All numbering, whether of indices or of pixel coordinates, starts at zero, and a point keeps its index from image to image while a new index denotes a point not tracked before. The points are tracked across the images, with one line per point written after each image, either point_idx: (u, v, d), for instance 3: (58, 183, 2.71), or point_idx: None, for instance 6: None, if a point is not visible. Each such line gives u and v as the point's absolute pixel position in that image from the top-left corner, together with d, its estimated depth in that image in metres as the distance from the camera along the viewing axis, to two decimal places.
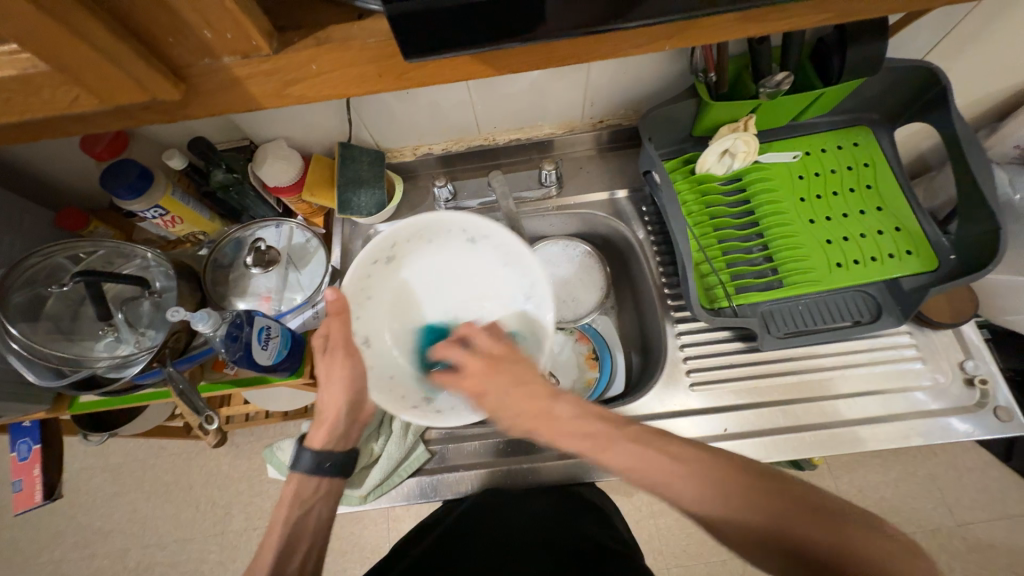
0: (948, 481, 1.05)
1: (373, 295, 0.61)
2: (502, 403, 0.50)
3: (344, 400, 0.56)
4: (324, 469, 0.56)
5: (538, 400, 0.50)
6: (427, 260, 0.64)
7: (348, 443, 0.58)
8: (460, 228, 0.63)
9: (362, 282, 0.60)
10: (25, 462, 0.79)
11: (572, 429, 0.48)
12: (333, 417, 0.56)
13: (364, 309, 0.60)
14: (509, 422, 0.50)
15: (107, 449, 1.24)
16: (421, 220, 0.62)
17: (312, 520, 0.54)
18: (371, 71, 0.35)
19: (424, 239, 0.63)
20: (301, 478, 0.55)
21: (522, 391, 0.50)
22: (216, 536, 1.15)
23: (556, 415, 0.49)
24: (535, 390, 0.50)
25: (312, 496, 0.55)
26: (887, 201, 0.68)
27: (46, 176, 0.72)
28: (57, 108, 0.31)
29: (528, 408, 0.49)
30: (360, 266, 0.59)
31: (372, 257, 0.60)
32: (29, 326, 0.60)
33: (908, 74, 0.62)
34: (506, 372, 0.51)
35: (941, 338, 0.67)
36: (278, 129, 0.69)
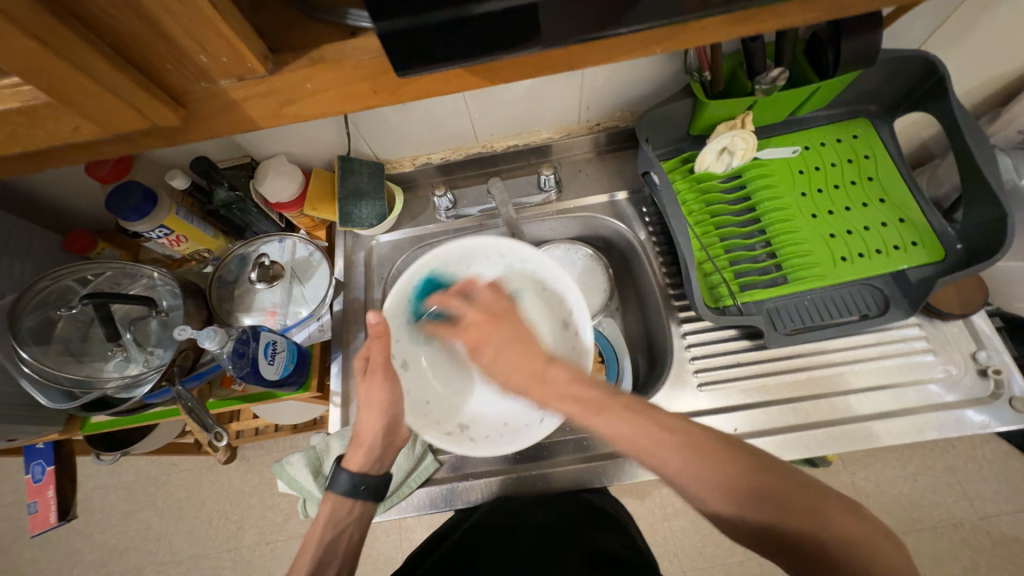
0: (967, 473, 1.03)
1: (412, 320, 0.63)
2: (498, 355, 0.53)
3: (381, 423, 0.56)
4: (359, 492, 0.56)
5: (533, 355, 0.52)
6: (462, 287, 0.65)
7: (382, 467, 0.59)
8: (497, 253, 0.64)
9: (401, 305, 0.62)
10: (39, 483, 0.80)
11: (564, 392, 0.49)
12: (370, 441, 0.57)
13: (402, 332, 0.62)
14: (503, 374, 0.53)
15: (121, 467, 1.25)
16: (458, 247, 0.63)
17: (346, 540, 0.56)
18: (365, 87, 0.35)
19: (461, 265, 0.64)
20: (336, 499, 0.56)
21: (516, 341, 0.53)
22: (230, 552, 1.15)
23: (550, 376, 0.51)
24: (533, 351, 0.52)
25: (346, 517, 0.57)
26: (890, 192, 0.67)
27: (54, 201, 0.73)
28: (60, 138, 0.31)
29: (523, 365, 0.52)
30: (398, 292, 0.61)
31: (409, 282, 0.62)
32: (40, 349, 0.60)
33: (904, 65, 0.62)
34: (508, 330, 0.54)
35: (952, 329, 0.66)
36: (278, 146, 0.70)
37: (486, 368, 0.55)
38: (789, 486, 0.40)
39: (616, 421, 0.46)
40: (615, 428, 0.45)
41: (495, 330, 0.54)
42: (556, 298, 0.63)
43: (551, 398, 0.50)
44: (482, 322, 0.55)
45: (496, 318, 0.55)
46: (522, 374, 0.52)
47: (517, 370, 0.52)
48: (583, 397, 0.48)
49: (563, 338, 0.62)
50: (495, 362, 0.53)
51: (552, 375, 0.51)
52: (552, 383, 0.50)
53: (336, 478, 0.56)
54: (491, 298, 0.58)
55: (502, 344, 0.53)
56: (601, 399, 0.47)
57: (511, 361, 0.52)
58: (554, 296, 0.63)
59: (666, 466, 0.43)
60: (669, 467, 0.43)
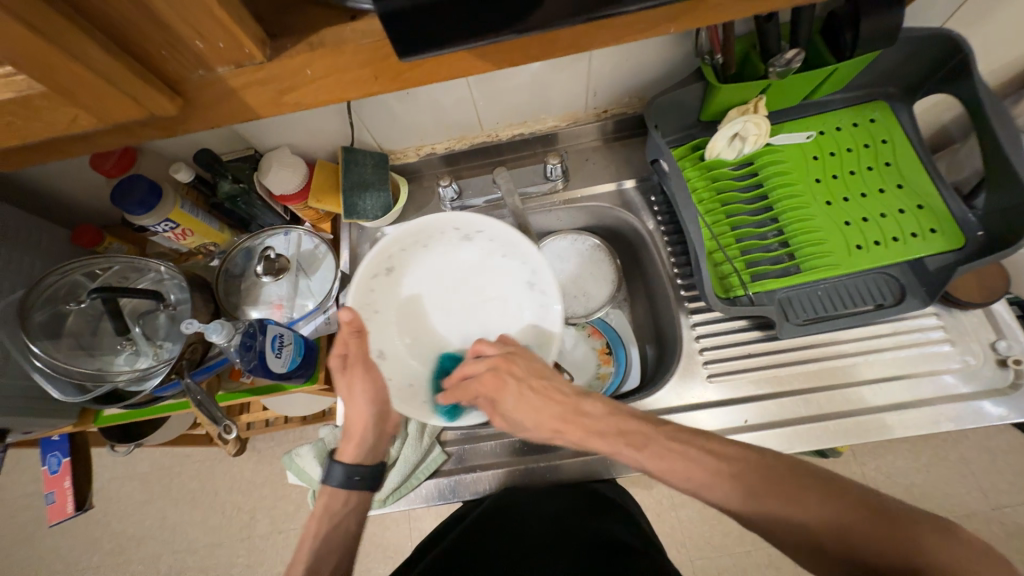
0: (980, 464, 1.01)
1: (380, 309, 0.61)
2: (519, 400, 0.54)
3: (370, 412, 0.59)
4: (355, 482, 0.59)
5: (559, 395, 0.54)
6: (425, 265, 0.63)
7: (375, 457, 0.61)
8: (452, 226, 0.61)
9: (367, 297, 0.59)
10: (55, 475, 0.82)
11: (603, 428, 0.51)
12: (361, 431, 0.60)
13: (375, 323, 0.60)
14: (534, 422, 0.54)
15: (135, 458, 1.27)
16: (411, 228, 0.60)
17: (344, 529, 0.58)
18: (366, 73, 0.34)
19: (417, 244, 0.61)
20: (332, 490, 0.59)
21: (536, 384, 0.55)
22: (243, 540, 1.18)
23: (584, 411, 0.53)
24: (557, 389, 0.54)
25: (341, 509, 0.59)
26: (908, 178, 0.65)
27: (60, 195, 0.73)
28: (59, 129, 0.31)
29: (555, 410, 0.54)
30: (360, 285, 0.58)
31: (371, 272, 0.59)
32: (51, 343, 0.61)
33: (927, 44, 0.59)
34: (522, 371, 0.55)
35: (970, 318, 0.64)
36: (281, 137, 0.69)
37: (511, 418, 0.55)
38: (852, 504, 0.40)
39: (665, 454, 0.47)
40: (662, 463, 0.47)
41: (510, 377, 0.55)
42: (521, 264, 0.62)
43: (588, 436, 0.52)
44: (495, 369, 0.55)
45: (509, 360, 0.56)
46: (554, 417, 0.53)
47: (550, 416, 0.54)
48: (623, 430, 0.50)
49: (532, 300, 0.63)
50: (521, 410, 0.54)
51: (586, 408, 0.53)
52: (588, 418, 0.52)
53: (331, 471, 0.59)
54: (493, 348, 0.58)
55: (523, 390, 0.54)
56: (644, 430, 0.49)
57: (537, 406, 0.54)
58: (520, 262, 0.62)
59: (711, 482, 0.44)
60: (717, 487, 0.44)
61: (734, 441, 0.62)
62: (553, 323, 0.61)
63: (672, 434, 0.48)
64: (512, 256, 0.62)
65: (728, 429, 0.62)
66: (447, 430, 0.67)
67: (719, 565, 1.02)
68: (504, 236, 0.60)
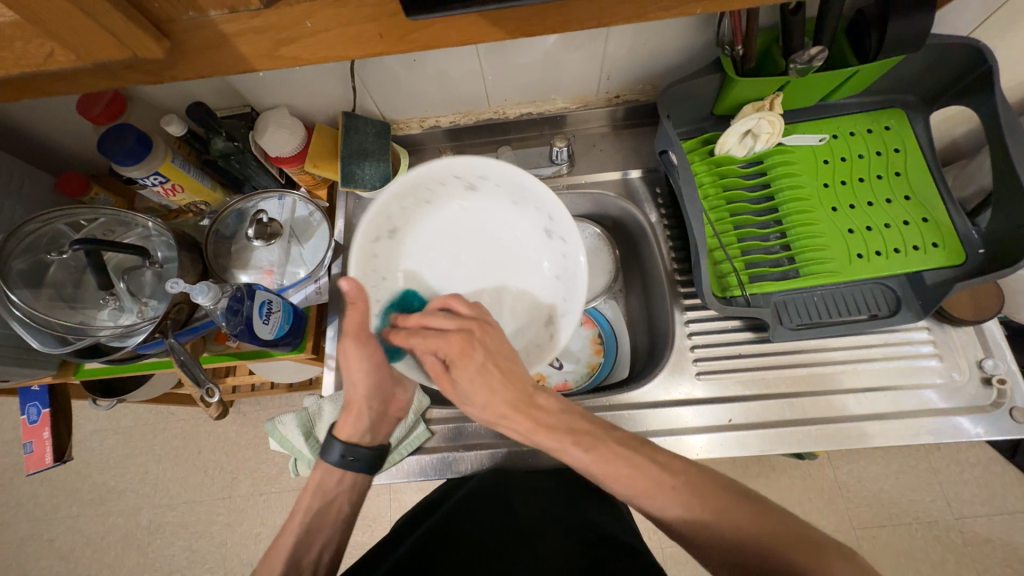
0: (949, 475, 1.04)
1: (386, 274, 0.58)
2: (480, 375, 0.48)
3: (370, 388, 0.56)
4: (349, 463, 0.57)
5: (520, 382, 0.49)
6: (430, 222, 0.60)
7: (373, 439, 0.60)
8: (454, 175, 0.57)
9: (370, 263, 0.56)
10: (34, 424, 0.81)
11: (554, 423, 0.48)
12: (362, 409, 0.57)
13: (379, 291, 0.57)
14: (482, 404, 0.49)
15: (119, 413, 1.27)
16: (410, 182, 0.55)
17: (336, 508, 0.57)
18: (370, 30, 0.32)
19: (420, 201, 0.58)
20: (326, 468, 0.57)
21: (500, 363, 0.49)
22: (224, 500, 1.18)
23: (539, 404, 0.49)
24: (519, 373, 0.50)
25: (335, 488, 0.58)
26: (916, 190, 0.64)
27: (46, 139, 0.70)
28: (35, 63, 0.29)
29: (509, 396, 0.49)
30: (362, 251, 0.55)
31: (374, 235, 0.56)
32: (31, 293, 0.59)
33: (952, 53, 0.58)
34: (492, 344, 0.49)
35: (961, 335, 0.65)
36: (280, 96, 0.66)
37: (460, 386, 0.49)
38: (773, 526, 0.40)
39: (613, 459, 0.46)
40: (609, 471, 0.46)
41: (480, 348, 0.48)
42: (534, 211, 0.59)
43: (537, 429, 0.48)
44: (465, 333, 0.49)
45: (482, 327, 0.50)
46: (506, 402, 0.49)
47: (501, 401, 0.49)
48: (572, 430, 0.48)
49: (551, 248, 0.61)
50: (476, 385, 0.48)
51: (541, 402, 0.49)
52: (542, 411, 0.49)
53: (328, 448, 0.58)
54: (468, 309, 0.52)
55: (487, 364, 0.48)
56: (594, 432, 0.48)
57: (496, 388, 0.49)
58: (533, 210, 0.59)
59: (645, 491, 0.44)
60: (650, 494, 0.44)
61: (716, 439, 0.62)
62: (575, 273, 0.59)
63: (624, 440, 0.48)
64: (523, 203, 0.59)
65: (710, 427, 0.63)
66: (432, 409, 0.67)
67: (688, 554, 1.05)
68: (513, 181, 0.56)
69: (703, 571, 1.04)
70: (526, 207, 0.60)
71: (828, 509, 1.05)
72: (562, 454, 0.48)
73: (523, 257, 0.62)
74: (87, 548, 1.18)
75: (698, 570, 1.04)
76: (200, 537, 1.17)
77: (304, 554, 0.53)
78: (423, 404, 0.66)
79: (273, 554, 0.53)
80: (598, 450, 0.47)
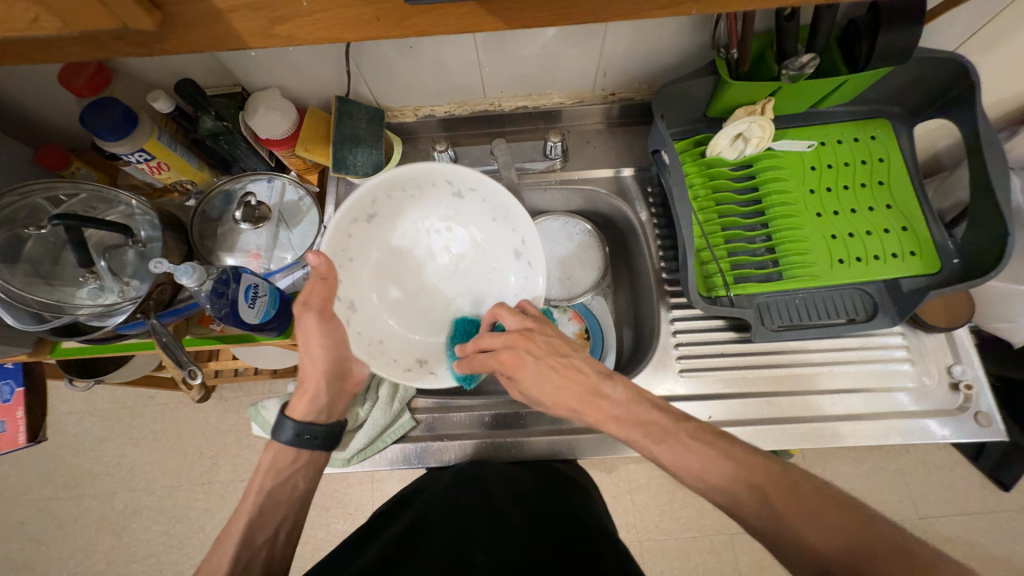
0: (916, 476, 1.08)
1: (355, 257, 0.57)
2: (541, 379, 0.51)
3: (326, 364, 0.56)
4: (304, 441, 0.58)
5: (580, 374, 0.52)
6: (410, 218, 0.61)
7: (329, 417, 0.60)
8: (444, 180, 0.58)
9: (343, 242, 0.55)
10: (9, 403, 0.79)
11: (621, 413, 0.51)
12: (315, 389, 0.57)
13: (346, 273, 0.56)
14: (554, 402, 0.52)
15: (96, 395, 1.24)
16: (402, 175, 0.56)
17: (291, 487, 0.57)
18: (368, 14, 0.32)
19: (406, 194, 0.59)
20: (280, 447, 0.57)
21: (554, 362, 0.52)
22: (203, 486, 1.17)
23: (604, 394, 0.52)
24: (576, 368, 0.53)
25: (289, 467, 0.57)
26: (898, 199, 0.66)
27: (25, 110, 0.68)
28: (17, 29, 0.28)
29: (579, 388, 0.52)
30: (339, 227, 0.54)
31: (352, 215, 0.55)
32: (6, 268, 0.58)
33: (937, 68, 0.59)
34: (541, 349, 0.52)
35: (932, 341, 0.67)
36: (272, 77, 0.65)
37: (529, 393, 0.53)
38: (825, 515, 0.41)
39: (684, 451, 0.47)
40: (684, 459, 0.47)
41: (531, 355, 0.52)
42: (510, 231, 0.60)
43: (606, 419, 0.51)
44: (513, 347, 0.52)
45: (528, 336, 0.52)
46: (573, 398, 0.52)
47: (568, 398, 0.52)
48: (642, 420, 0.50)
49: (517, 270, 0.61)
50: (543, 389, 0.52)
51: (607, 392, 0.52)
52: (609, 401, 0.51)
53: (281, 426, 0.57)
54: (513, 319, 0.54)
55: (543, 368, 0.52)
56: (665, 424, 0.49)
57: (562, 387, 0.52)
58: (510, 230, 0.60)
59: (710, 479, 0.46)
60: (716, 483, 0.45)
61: None
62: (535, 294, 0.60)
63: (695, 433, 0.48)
64: (502, 221, 0.60)
65: (691, 423, 0.64)
66: (417, 398, 0.68)
67: (665, 547, 1.07)
68: (498, 199, 0.58)
69: (679, 564, 1.06)
70: (503, 224, 0.60)
71: None
72: (630, 444, 0.50)
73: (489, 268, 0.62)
74: (60, 531, 1.16)
75: (673, 562, 1.06)
76: (177, 522, 1.15)
77: (258, 535, 0.53)
78: (407, 393, 0.66)
79: (227, 537, 0.52)
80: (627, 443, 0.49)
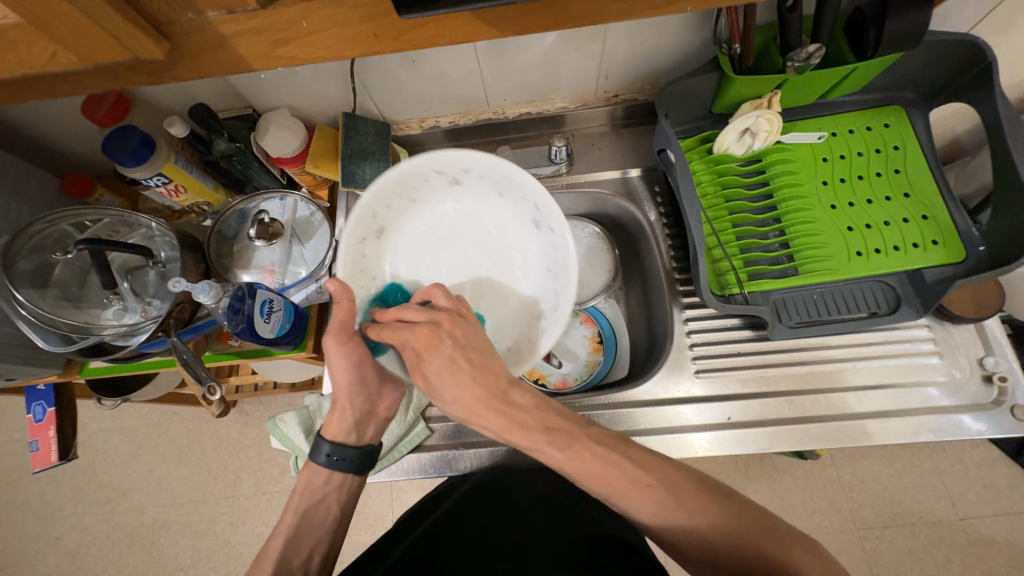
0: (953, 475, 1.03)
1: (376, 275, 0.58)
2: (447, 367, 0.47)
3: (357, 384, 0.56)
4: (338, 462, 0.57)
5: (492, 377, 0.48)
6: (416, 221, 0.60)
7: (360, 438, 0.59)
8: (437, 170, 0.57)
9: (359, 263, 0.56)
10: (40, 423, 0.82)
11: (529, 420, 0.47)
12: (347, 408, 0.57)
13: (368, 290, 0.57)
14: (452, 398, 0.48)
15: (124, 413, 1.28)
16: (395, 181, 0.56)
17: (325, 510, 0.57)
18: (366, 30, 0.33)
19: (406, 199, 0.58)
20: (314, 467, 0.58)
21: (469, 357, 0.48)
22: (227, 499, 1.19)
23: (512, 400, 0.48)
24: (491, 370, 0.48)
25: (321, 489, 0.58)
26: (916, 187, 0.64)
27: (52, 142, 0.72)
28: (37, 65, 0.30)
29: (479, 391, 0.47)
30: (350, 249, 0.55)
31: (360, 234, 0.56)
32: (37, 293, 0.60)
33: (950, 50, 0.58)
34: (464, 338, 0.49)
35: (961, 333, 0.64)
36: (282, 97, 0.67)
37: (430, 381, 0.48)
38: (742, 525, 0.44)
39: (588, 458, 0.46)
40: (587, 467, 0.46)
41: (447, 340, 0.48)
42: (520, 202, 0.59)
43: (510, 427, 0.47)
44: (434, 325, 0.48)
45: (453, 320, 0.49)
46: (477, 398, 0.47)
47: (471, 397, 0.47)
48: (547, 427, 0.47)
49: (540, 239, 0.60)
50: (444, 378, 0.47)
51: (516, 399, 0.48)
52: (516, 408, 0.47)
53: (316, 448, 0.57)
54: (446, 302, 0.51)
55: (455, 357, 0.48)
56: (570, 429, 0.48)
57: (464, 382, 0.47)
58: (519, 200, 0.58)
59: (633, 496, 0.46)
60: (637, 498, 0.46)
61: (716, 437, 0.62)
62: (564, 262, 0.58)
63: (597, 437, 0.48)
64: (508, 193, 0.59)
65: (710, 425, 0.63)
66: (431, 406, 0.68)
67: None
68: (496, 170, 0.56)
69: None
70: (510, 197, 0.59)
71: (830, 508, 1.04)
72: (536, 451, 0.48)
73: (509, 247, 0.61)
74: (92, 547, 1.19)
75: None
76: (203, 536, 1.17)
77: (294, 558, 0.54)
78: (422, 403, 0.67)
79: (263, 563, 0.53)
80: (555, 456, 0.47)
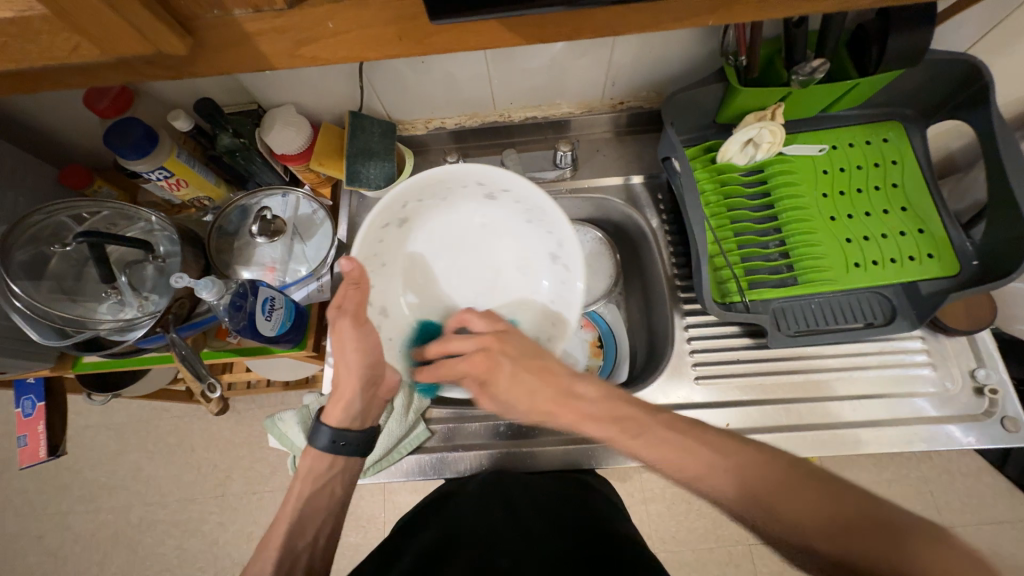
0: (940, 484, 1.05)
1: (386, 261, 0.60)
2: (512, 380, 0.52)
3: (363, 371, 0.55)
4: (340, 448, 0.56)
5: (555, 376, 0.52)
6: (440, 220, 0.62)
7: (363, 422, 0.59)
8: (476, 181, 0.58)
9: (374, 248, 0.57)
10: (29, 418, 0.80)
11: (597, 411, 0.48)
12: (349, 394, 0.56)
13: (377, 274, 0.59)
14: (520, 405, 0.51)
15: (111, 408, 1.26)
16: (432, 180, 0.57)
17: (329, 491, 0.57)
18: (390, 32, 0.33)
19: (437, 198, 0.60)
20: (317, 453, 0.56)
21: (530, 364, 0.52)
22: (216, 499, 1.18)
23: (577, 394, 0.50)
24: (552, 370, 0.52)
25: (327, 471, 0.57)
26: (913, 202, 0.65)
27: (51, 132, 0.70)
28: (57, 56, 0.30)
29: (548, 390, 0.51)
30: (371, 233, 0.56)
31: (383, 221, 0.57)
32: (32, 285, 0.59)
33: (950, 69, 0.59)
34: (515, 351, 0.53)
35: (953, 345, 0.66)
36: (288, 94, 0.67)
37: (500, 399, 0.52)
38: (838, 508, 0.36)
39: (660, 443, 0.44)
40: (657, 452, 0.44)
41: (502, 358, 0.52)
42: (546, 233, 0.60)
43: (582, 420, 0.49)
44: (485, 350, 0.53)
45: (500, 338, 0.54)
46: (546, 399, 0.51)
47: (541, 398, 0.51)
48: (617, 418, 0.47)
49: (552, 270, 0.62)
50: (515, 392, 0.51)
51: (581, 391, 0.50)
52: (582, 402, 0.50)
53: (317, 433, 0.56)
54: (482, 323, 0.55)
55: (517, 371, 0.52)
56: (638, 417, 0.47)
57: (531, 387, 0.51)
58: (544, 231, 0.60)
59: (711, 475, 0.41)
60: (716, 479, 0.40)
61: None
62: (572, 290, 0.60)
63: (669, 422, 0.45)
64: (536, 222, 0.60)
65: None
66: (432, 408, 0.68)
67: (682, 559, 1.04)
68: (532, 199, 0.57)
69: None
70: (538, 226, 0.60)
71: None
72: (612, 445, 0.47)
73: (525, 271, 0.64)
74: (76, 546, 1.17)
75: None
76: (191, 536, 1.16)
77: (298, 540, 0.54)
78: (423, 404, 0.66)
79: (268, 546, 0.53)
80: (610, 438, 0.47)
